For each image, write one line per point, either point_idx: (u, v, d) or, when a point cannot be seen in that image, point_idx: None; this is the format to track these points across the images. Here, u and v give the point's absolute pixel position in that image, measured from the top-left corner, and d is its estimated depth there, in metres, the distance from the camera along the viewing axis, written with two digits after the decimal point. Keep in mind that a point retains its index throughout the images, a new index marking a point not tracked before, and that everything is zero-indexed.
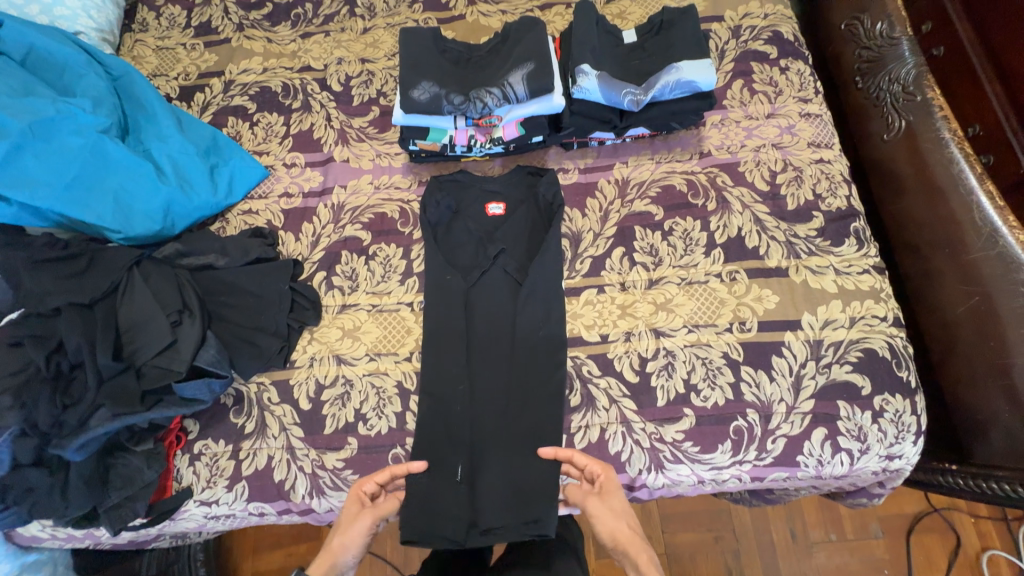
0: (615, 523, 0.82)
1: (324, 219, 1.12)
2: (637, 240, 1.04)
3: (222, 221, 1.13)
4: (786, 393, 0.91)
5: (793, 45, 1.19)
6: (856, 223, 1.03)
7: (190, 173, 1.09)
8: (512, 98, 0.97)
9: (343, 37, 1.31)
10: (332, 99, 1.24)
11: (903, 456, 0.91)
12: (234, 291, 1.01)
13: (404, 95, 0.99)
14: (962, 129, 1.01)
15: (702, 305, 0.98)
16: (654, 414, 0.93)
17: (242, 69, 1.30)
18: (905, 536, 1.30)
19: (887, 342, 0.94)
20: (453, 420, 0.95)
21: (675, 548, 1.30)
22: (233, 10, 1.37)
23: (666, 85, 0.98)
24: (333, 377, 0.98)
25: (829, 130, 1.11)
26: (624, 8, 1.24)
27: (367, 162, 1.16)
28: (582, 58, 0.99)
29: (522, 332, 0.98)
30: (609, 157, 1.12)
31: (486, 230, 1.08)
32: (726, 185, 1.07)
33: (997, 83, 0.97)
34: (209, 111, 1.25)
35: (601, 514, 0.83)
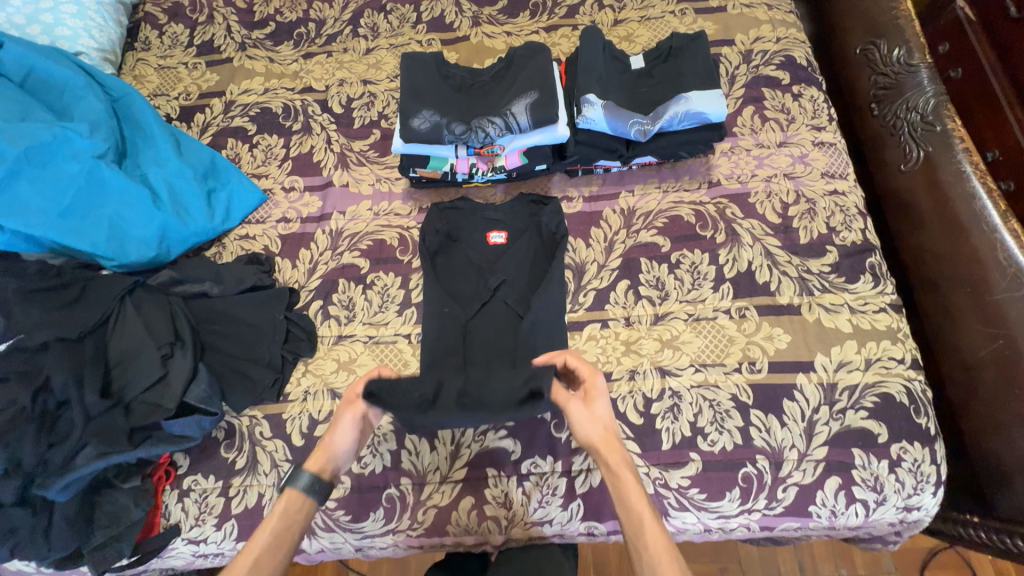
0: (594, 428, 0.78)
1: (322, 245, 1.10)
2: (643, 273, 1.01)
3: (218, 247, 1.11)
4: (797, 439, 0.88)
5: (806, 70, 1.15)
6: (872, 258, 0.99)
7: (187, 198, 1.07)
8: (515, 127, 0.93)
9: (345, 58, 1.29)
10: (333, 121, 1.22)
11: (922, 507, 0.86)
12: (229, 322, 0.99)
13: (404, 123, 0.96)
14: (980, 153, 1.00)
15: (710, 343, 0.94)
16: (659, 458, 0.89)
17: (243, 89, 1.28)
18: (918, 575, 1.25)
19: (904, 386, 0.90)
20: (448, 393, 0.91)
21: None
22: (235, 29, 1.36)
23: (675, 116, 0.95)
24: (327, 413, 0.96)
25: (844, 159, 1.07)
26: (631, 31, 1.21)
27: (367, 187, 1.14)
28: (588, 87, 0.96)
29: (523, 349, 0.96)
30: (614, 185, 1.09)
31: (487, 260, 1.06)
32: (736, 217, 1.03)
33: (1019, 109, 0.96)
34: (209, 132, 1.24)
35: (580, 417, 0.79)
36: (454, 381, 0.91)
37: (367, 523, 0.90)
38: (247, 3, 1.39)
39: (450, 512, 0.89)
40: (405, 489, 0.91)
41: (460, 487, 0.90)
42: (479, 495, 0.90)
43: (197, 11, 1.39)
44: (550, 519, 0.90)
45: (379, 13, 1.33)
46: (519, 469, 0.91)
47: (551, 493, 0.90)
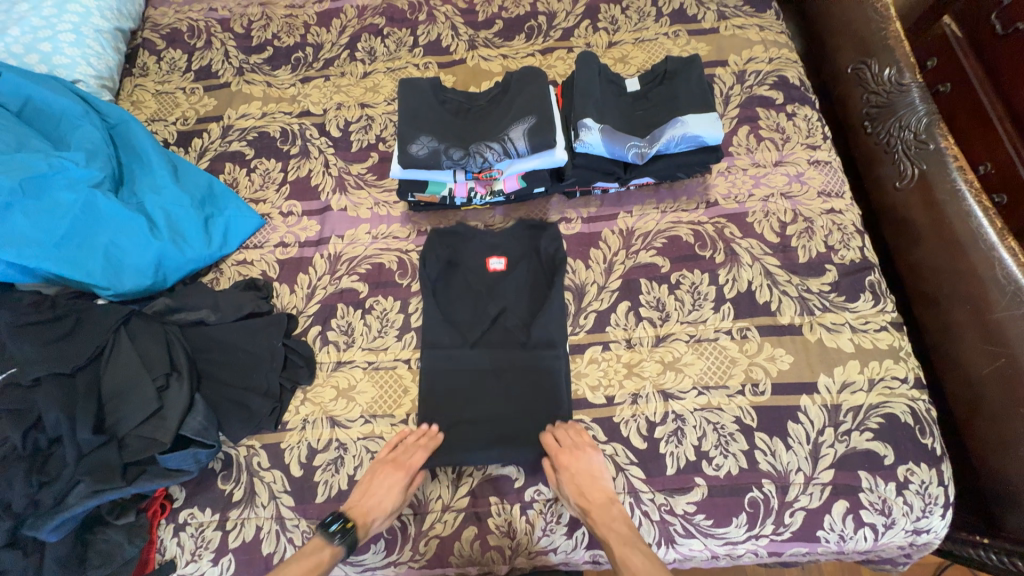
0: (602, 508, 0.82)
1: (321, 270, 1.09)
2: (642, 294, 1.01)
3: (216, 272, 1.11)
4: (803, 462, 0.87)
5: (799, 90, 1.17)
6: (872, 276, 0.99)
7: (184, 225, 1.07)
8: (513, 153, 0.94)
9: (343, 82, 1.30)
10: (330, 145, 1.22)
11: (931, 530, 0.85)
12: (226, 350, 0.98)
13: (402, 149, 0.96)
14: (973, 166, 1.01)
15: (712, 365, 0.94)
16: (664, 483, 0.88)
17: (241, 114, 1.29)
18: None
19: (908, 406, 0.89)
20: (461, 416, 0.93)
21: None
22: (234, 54, 1.37)
23: (672, 139, 0.95)
24: (326, 442, 0.94)
25: (839, 178, 1.08)
26: (626, 52, 1.23)
27: (365, 211, 1.14)
28: (585, 111, 0.96)
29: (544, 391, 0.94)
30: (613, 206, 1.10)
31: (487, 286, 1.04)
32: (734, 237, 1.04)
33: (1008, 121, 0.96)
34: (207, 157, 1.24)
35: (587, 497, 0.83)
36: (473, 405, 0.94)
37: (368, 555, 0.88)
38: (245, 29, 1.40)
39: (453, 542, 0.87)
40: (406, 520, 0.89)
41: (463, 516, 0.88)
42: (481, 524, 0.88)
43: (194, 37, 1.40)
44: (555, 547, 0.88)
45: (375, 36, 1.34)
46: (522, 496, 0.89)
47: (554, 521, 0.88)
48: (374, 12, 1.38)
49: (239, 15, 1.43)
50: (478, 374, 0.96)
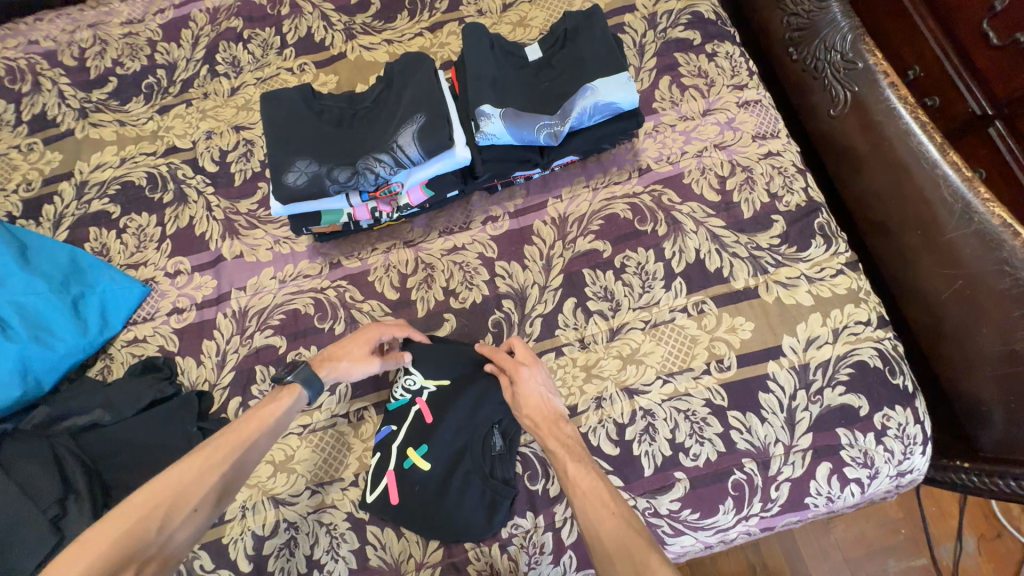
0: (541, 399, 0.77)
1: (227, 331, 0.95)
2: (588, 286, 0.92)
3: (105, 359, 0.95)
4: (780, 432, 0.82)
5: (716, 25, 1.06)
6: (820, 219, 0.92)
7: (46, 317, 0.91)
8: (406, 163, 0.80)
9: (208, 104, 1.11)
10: (209, 183, 1.05)
11: (914, 469, 0.83)
12: (133, 450, 0.85)
13: (277, 182, 0.82)
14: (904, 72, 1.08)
15: (674, 349, 0.87)
16: (643, 486, 0.82)
17: (94, 164, 1.09)
18: (915, 491, 1.28)
19: (876, 349, 0.85)
20: (435, 479, 0.82)
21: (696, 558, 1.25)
22: (69, 93, 1.15)
23: (584, 111, 0.83)
24: (272, 525, 0.84)
25: (772, 116, 0.99)
26: (524, 13, 1.08)
27: (265, 253, 0.99)
28: (482, 97, 0.83)
29: (503, 458, 0.84)
30: (540, 193, 0.99)
31: (450, 436, 0.84)
32: (674, 204, 0.95)
33: (931, 20, 1.01)
34: (64, 225, 1.05)
35: (529, 383, 0.77)
36: (425, 438, 0.84)
37: None
38: (77, 60, 1.17)
39: None
40: None
41: (440, 570, 0.80)
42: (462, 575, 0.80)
43: (17, 80, 1.16)
44: None
45: (235, 42, 1.15)
46: (499, 534, 0.82)
47: (537, 551, 0.81)
48: (228, 14, 1.17)
49: (66, 43, 1.19)
50: (449, 430, 0.84)
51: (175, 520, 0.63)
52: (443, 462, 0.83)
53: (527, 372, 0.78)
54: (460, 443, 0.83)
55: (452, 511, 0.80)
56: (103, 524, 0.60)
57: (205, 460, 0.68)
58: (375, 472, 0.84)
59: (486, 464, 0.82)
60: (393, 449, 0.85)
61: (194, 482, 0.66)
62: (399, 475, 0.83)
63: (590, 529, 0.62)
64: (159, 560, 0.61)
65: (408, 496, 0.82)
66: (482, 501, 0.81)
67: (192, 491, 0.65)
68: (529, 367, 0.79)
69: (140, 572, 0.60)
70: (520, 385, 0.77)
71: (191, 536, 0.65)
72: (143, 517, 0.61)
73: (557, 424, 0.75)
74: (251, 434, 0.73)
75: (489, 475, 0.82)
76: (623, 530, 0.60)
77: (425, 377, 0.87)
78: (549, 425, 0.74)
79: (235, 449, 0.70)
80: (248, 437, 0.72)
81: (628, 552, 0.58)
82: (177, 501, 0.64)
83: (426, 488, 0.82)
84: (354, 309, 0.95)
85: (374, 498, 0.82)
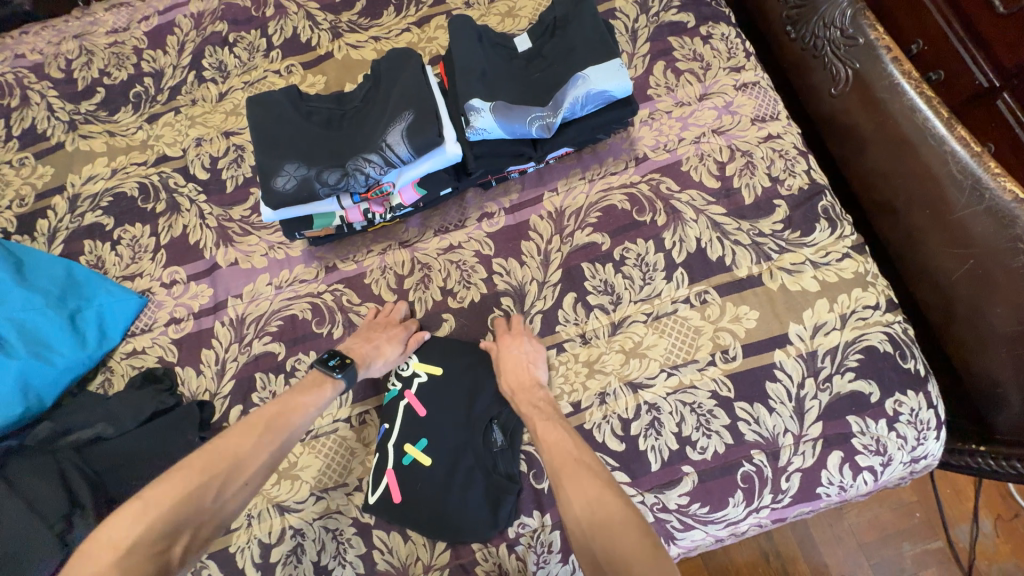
0: (523, 364, 0.83)
1: (226, 340, 0.94)
2: (588, 280, 0.90)
3: (106, 372, 0.95)
4: (789, 422, 0.80)
5: (710, 7, 1.03)
6: (824, 201, 0.90)
7: (44, 332, 0.91)
8: (396, 162, 0.79)
9: (197, 111, 1.10)
10: (201, 191, 1.04)
11: (928, 455, 0.81)
12: (137, 461, 0.85)
13: (266, 187, 0.80)
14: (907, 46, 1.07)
15: (677, 341, 0.85)
16: (651, 481, 0.81)
17: (86, 177, 1.08)
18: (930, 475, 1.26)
19: (886, 333, 0.83)
20: (436, 478, 0.81)
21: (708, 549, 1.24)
22: (58, 106, 1.14)
23: (576, 101, 0.81)
24: (279, 532, 0.83)
25: (771, 98, 0.96)
26: (512, 3, 1.06)
27: (260, 259, 0.98)
28: (471, 91, 0.81)
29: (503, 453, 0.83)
30: (535, 187, 0.97)
31: (450, 434, 0.83)
32: (673, 192, 0.93)
33: None
34: (59, 239, 1.04)
35: (508, 347, 0.84)
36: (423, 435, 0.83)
37: None
38: (64, 71, 1.16)
39: None
40: None
41: (448, 572, 0.80)
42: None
43: (6, 95, 1.16)
44: None
45: (221, 47, 1.13)
46: (507, 534, 0.81)
47: (546, 551, 0.80)
48: (213, 18, 1.15)
49: (53, 55, 1.18)
50: (448, 427, 0.83)
51: (229, 490, 0.70)
52: (444, 462, 0.82)
53: (509, 339, 0.85)
54: (461, 441, 0.82)
55: (455, 509, 0.80)
56: (166, 483, 0.68)
57: (255, 436, 0.75)
58: (375, 475, 0.83)
59: (488, 460, 0.81)
60: (389, 451, 0.84)
61: (248, 455, 0.73)
62: (399, 474, 0.82)
63: (552, 469, 0.72)
64: (213, 523, 0.69)
65: (410, 496, 0.81)
66: (485, 497, 0.80)
67: (246, 465, 0.73)
68: (511, 342, 0.85)
69: (195, 535, 0.67)
70: (501, 352, 0.84)
71: (238, 506, 0.72)
72: (203, 483, 0.69)
73: (533, 389, 0.81)
74: (293, 418, 0.78)
75: (491, 471, 0.81)
76: (579, 468, 0.70)
77: (417, 363, 0.89)
78: (524, 391, 0.81)
79: (283, 428, 0.77)
80: (291, 420, 0.78)
81: (585, 483, 0.68)
82: (232, 472, 0.71)
83: (427, 486, 0.81)
84: (351, 312, 0.94)
85: (376, 500, 0.82)
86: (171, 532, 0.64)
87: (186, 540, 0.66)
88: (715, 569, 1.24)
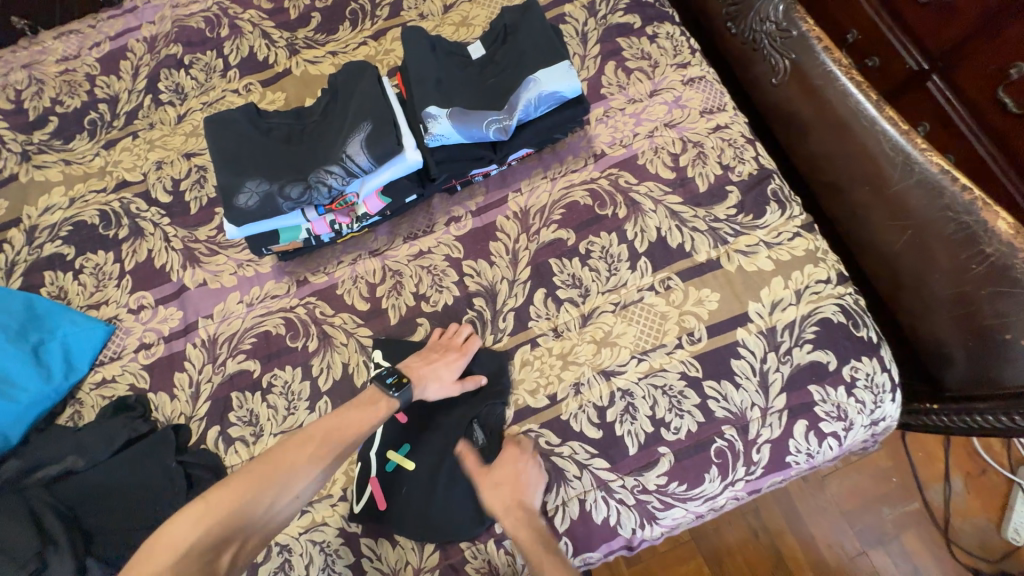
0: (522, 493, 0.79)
1: (198, 361, 0.93)
2: (556, 276, 0.93)
3: (75, 405, 0.93)
4: (756, 396, 0.84)
5: (654, 7, 1.08)
6: (773, 185, 0.95)
7: (7, 369, 0.89)
8: (357, 172, 0.80)
9: (156, 134, 1.09)
10: (165, 214, 1.03)
11: (886, 417, 0.86)
12: (113, 492, 0.83)
13: (229, 205, 0.81)
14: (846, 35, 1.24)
15: (645, 327, 0.88)
16: (629, 465, 0.83)
17: (43, 207, 1.06)
18: (901, 440, 1.33)
19: (838, 305, 0.88)
20: (420, 479, 0.82)
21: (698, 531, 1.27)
22: (9, 137, 1.11)
23: (529, 103, 0.84)
24: (265, 550, 0.83)
25: (717, 91, 1.01)
26: (465, 13, 1.09)
27: (229, 278, 0.98)
28: (426, 99, 0.83)
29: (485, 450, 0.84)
30: (499, 189, 0.99)
31: (429, 433, 0.85)
32: (632, 185, 0.96)
33: None
34: (18, 272, 1.02)
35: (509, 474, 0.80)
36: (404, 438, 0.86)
37: None
38: (14, 102, 1.14)
39: None
40: None
41: (438, 573, 0.80)
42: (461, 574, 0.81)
43: None
44: None
45: (177, 69, 1.13)
46: (494, 530, 0.82)
47: None
48: (166, 41, 1.15)
49: (1, 86, 1.15)
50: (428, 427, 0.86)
51: (279, 502, 0.69)
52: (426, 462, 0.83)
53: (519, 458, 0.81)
54: (441, 439, 0.85)
55: (441, 510, 0.81)
56: (222, 489, 0.68)
57: (309, 449, 0.73)
58: (359, 483, 0.84)
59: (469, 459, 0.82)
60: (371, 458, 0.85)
61: (302, 469, 0.72)
62: (383, 480, 0.83)
63: None
64: (259, 535, 0.68)
65: (396, 499, 0.82)
66: (468, 499, 0.81)
67: (297, 478, 0.71)
68: (520, 465, 0.81)
69: (243, 544, 0.67)
70: (500, 474, 0.79)
71: (287, 517, 0.71)
72: (254, 494, 0.68)
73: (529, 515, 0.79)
74: (351, 433, 0.76)
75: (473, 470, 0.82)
76: None
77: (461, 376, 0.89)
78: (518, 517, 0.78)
79: (336, 443, 0.75)
80: (351, 434, 0.76)
81: None
82: (283, 487, 0.70)
83: (412, 489, 0.82)
84: (326, 324, 0.94)
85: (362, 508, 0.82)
86: (214, 547, 0.64)
87: (233, 549, 0.65)
88: (708, 552, 1.26)
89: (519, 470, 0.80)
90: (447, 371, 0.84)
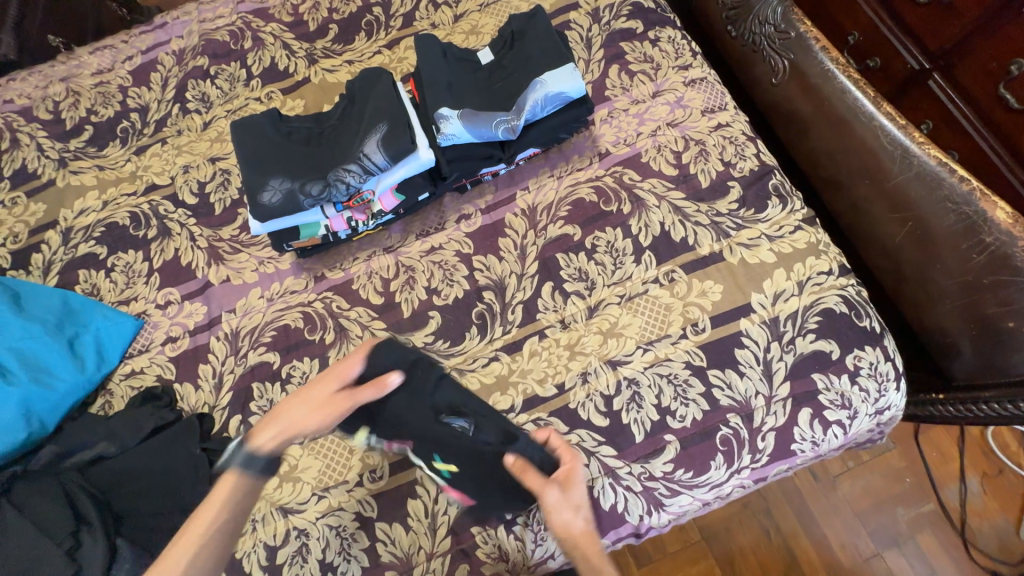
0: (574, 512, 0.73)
1: (222, 353, 0.98)
2: (563, 270, 0.96)
3: (106, 395, 0.98)
4: (760, 385, 0.86)
5: (656, 13, 1.12)
6: (774, 180, 0.97)
7: (45, 360, 0.94)
8: (374, 170, 0.85)
9: (183, 140, 1.15)
10: (191, 215, 1.08)
11: (891, 405, 0.87)
12: (141, 476, 0.87)
13: (253, 202, 0.86)
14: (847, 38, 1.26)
15: (650, 319, 0.91)
16: (636, 452, 0.85)
17: (78, 210, 1.12)
18: (913, 438, 1.32)
19: (840, 295, 0.89)
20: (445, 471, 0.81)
21: (708, 529, 1.28)
22: (48, 146, 1.19)
23: (536, 104, 0.88)
24: (283, 534, 0.86)
25: (718, 91, 1.05)
26: (475, 22, 1.14)
27: (251, 274, 1.03)
28: (439, 102, 0.88)
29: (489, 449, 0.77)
30: (507, 188, 1.03)
31: (419, 431, 0.79)
32: (636, 182, 1.00)
33: None
34: (54, 271, 1.08)
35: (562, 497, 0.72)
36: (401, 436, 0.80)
37: None
38: (52, 113, 1.22)
39: None
40: None
41: (450, 557, 0.83)
42: (472, 558, 0.83)
43: None
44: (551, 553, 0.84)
45: (203, 79, 1.19)
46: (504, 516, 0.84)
47: (542, 528, 0.84)
48: (194, 53, 1.22)
49: (41, 98, 1.23)
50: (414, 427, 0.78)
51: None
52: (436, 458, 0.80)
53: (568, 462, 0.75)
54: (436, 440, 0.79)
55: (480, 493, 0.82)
56: None
57: (202, 519, 0.67)
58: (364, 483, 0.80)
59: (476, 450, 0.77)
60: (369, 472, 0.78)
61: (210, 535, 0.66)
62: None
63: None
64: None
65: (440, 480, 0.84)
66: (506, 476, 0.78)
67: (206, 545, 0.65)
68: (576, 482, 0.74)
69: None
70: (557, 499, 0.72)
71: None
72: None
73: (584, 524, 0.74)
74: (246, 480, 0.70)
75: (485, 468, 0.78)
76: None
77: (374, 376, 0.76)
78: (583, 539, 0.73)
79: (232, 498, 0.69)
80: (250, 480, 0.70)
81: None
82: (194, 559, 0.64)
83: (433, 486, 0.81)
84: (341, 317, 0.98)
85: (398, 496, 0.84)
86: None
87: None
88: (720, 552, 1.26)
89: (574, 485, 0.73)
90: (298, 415, 0.72)
